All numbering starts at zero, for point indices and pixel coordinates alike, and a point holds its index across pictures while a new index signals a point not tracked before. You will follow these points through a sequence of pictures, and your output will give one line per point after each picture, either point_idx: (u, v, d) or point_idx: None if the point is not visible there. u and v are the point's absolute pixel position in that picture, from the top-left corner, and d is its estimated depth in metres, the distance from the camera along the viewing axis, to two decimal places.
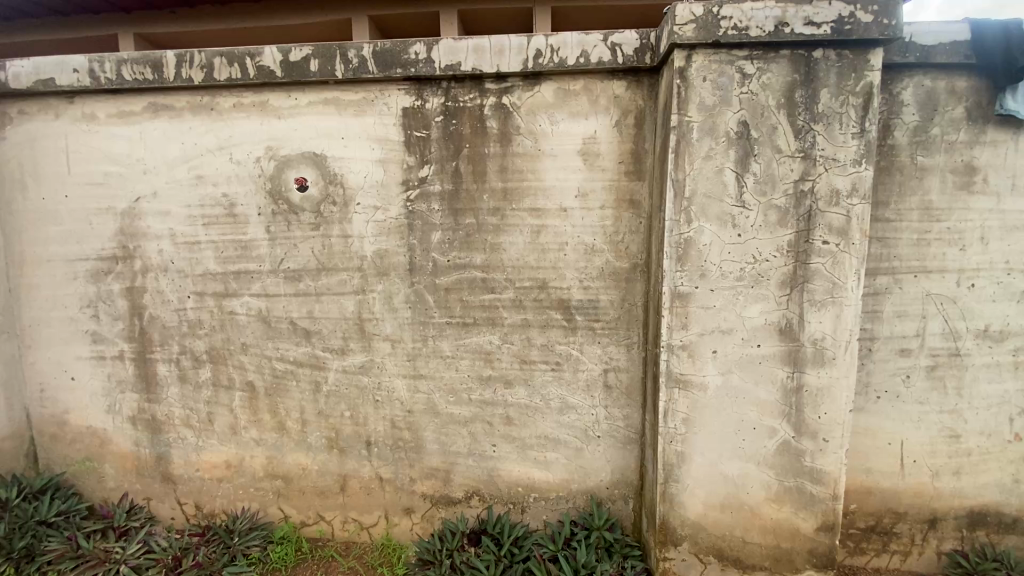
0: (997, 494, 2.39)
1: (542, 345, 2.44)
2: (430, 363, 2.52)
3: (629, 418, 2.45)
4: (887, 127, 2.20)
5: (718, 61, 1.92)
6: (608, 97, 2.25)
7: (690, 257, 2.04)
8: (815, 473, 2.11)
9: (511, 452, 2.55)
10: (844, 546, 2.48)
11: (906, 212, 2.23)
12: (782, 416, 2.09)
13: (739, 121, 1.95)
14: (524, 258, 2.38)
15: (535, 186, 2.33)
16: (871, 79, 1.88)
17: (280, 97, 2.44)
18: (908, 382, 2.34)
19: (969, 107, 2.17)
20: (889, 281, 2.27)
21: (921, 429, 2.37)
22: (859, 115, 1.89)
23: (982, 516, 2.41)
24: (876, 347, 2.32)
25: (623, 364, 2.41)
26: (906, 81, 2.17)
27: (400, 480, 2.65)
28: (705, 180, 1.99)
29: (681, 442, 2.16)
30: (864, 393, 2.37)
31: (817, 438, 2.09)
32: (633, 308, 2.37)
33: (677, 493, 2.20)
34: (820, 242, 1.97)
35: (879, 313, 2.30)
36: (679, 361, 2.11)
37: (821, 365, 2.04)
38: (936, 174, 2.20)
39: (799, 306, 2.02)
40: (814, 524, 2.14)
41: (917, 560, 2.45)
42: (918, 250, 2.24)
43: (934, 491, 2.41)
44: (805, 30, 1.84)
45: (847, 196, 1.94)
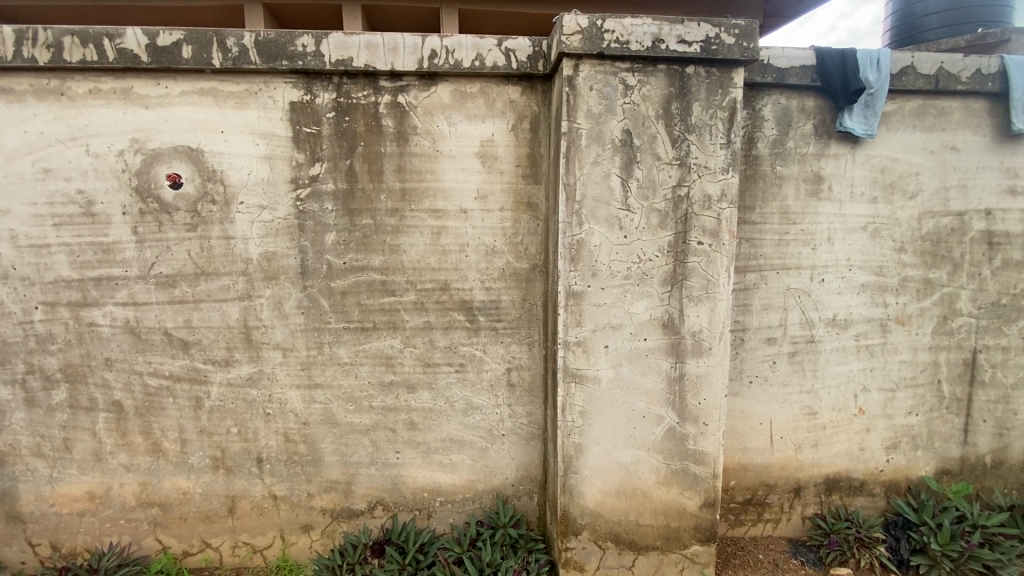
0: (847, 461, 2.75)
1: (445, 347, 2.42)
2: (327, 371, 2.41)
3: (532, 414, 2.50)
4: (751, 139, 2.45)
5: (603, 72, 2.03)
6: (504, 101, 2.29)
7: (582, 257, 2.13)
8: (698, 454, 2.29)
9: (415, 457, 2.50)
10: (726, 519, 2.72)
11: (769, 215, 2.50)
12: (667, 404, 2.25)
13: (623, 129, 2.07)
14: (423, 259, 2.35)
15: (434, 187, 2.31)
16: (734, 95, 2.08)
17: (147, 85, 2.21)
18: (775, 367, 2.62)
19: (816, 123, 2.47)
20: (756, 276, 2.53)
21: (786, 408, 2.66)
22: (726, 127, 2.09)
23: (836, 482, 2.76)
24: (747, 337, 2.58)
25: (525, 363, 2.46)
26: (766, 98, 2.43)
27: (296, 496, 2.50)
28: (594, 184, 2.09)
29: (579, 434, 2.25)
30: (739, 378, 2.61)
31: (698, 422, 2.27)
32: (533, 307, 2.43)
33: (576, 484, 2.28)
34: (695, 242, 2.15)
35: (749, 306, 2.55)
36: (575, 356, 2.20)
37: (700, 355, 2.22)
38: (791, 182, 2.49)
39: (679, 302, 2.18)
40: (698, 502, 2.33)
41: (786, 525, 2.75)
42: (779, 250, 2.52)
43: (798, 463, 2.72)
44: (678, 48, 1.99)
45: (718, 200, 2.13)
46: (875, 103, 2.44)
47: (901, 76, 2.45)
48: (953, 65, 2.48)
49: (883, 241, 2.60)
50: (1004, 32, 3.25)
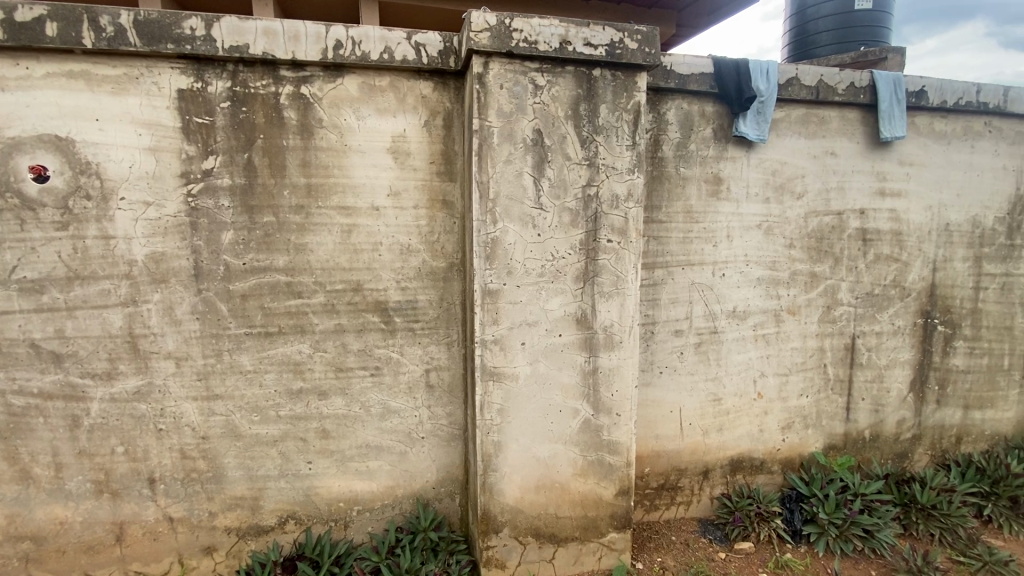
0: (748, 443, 2.96)
1: (358, 350, 2.33)
2: (228, 381, 2.25)
3: (452, 415, 2.47)
4: (657, 141, 2.56)
5: (512, 71, 2.04)
6: (415, 96, 2.24)
7: (497, 255, 2.13)
8: (612, 445, 2.37)
9: (329, 466, 2.40)
10: (642, 505, 2.84)
11: (674, 214, 2.64)
12: (582, 398, 2.31)
13: (534, 128, 2.09)
14: (333, 259, 2.25)
15: (343, 183, 2.22)
16: (638, 99, 2.16)
17: (3, 65, 1.94)
18: (683, 357, 2.77)
19: (715, 128, 2.63)
20: (664, 272, 2.67)
21: (694, 396, 2.82)
22: (631, 129, 2.17)
23: (740, 462, 2.97)
24: (657, 330, 2.71)
25: (444, 363, 2.42)
26: (670, 103, 2.55)
27: (196, 517, 2.31)
28: (507, 183, 2.10)
29: (497, 432, 2.25)
30: (650, 370, 2.73)
31: (612, 413, 2.35)
32: (451, 307, 2.39)
33: (496, 482, 2.28)
34: (605, 240, 2.21)
35: (657, 301, 2.68)
36: (492, 355, 2.19)
37: (612, 348, 2.30)
38: (694, 183, 2.64)
39: (591, 298, 2.25)
40: (613, 490, 2.41)
41: (696, 506, 2.92)
42: (684, 247, 2.67)
43: (705, 447, 2.89)
44: (584, 50, 2.04)
45: (625, 200, 2.21)
46: (766, 110, 2.63)
47: (787, 86, 2.67)
48: (831, 78, 2.74)
49: (775, 239, 2.82)
50: (883, 52, 3.83)
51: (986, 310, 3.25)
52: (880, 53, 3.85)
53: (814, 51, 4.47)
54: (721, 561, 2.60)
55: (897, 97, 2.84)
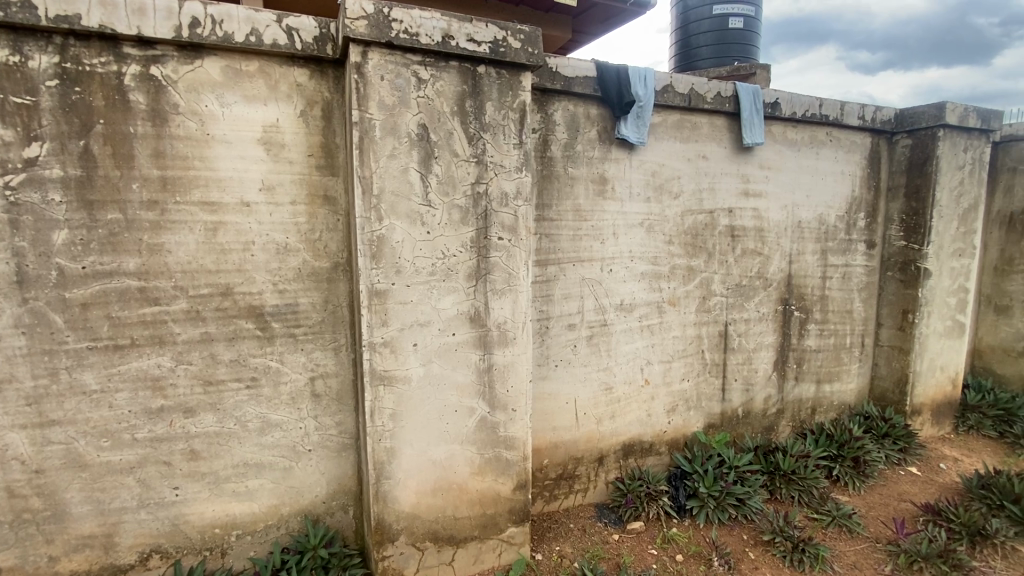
0: (638, 427, 3.14)
1: (231, 361, 2.13)
2: (67, 404, 1.94)
3: (342, 424, 2.34)
4: (546, 141, 2.62)
5: (394, 63, 1.96)
6: (289, 84, 2.08)
7: (384, 254, 2.05)
8: (508, 440, 2.38)
9: (201, 490, 2.16)
10: (542, 496, 2.90)
11: (564, 212, 2.72)
12: (477, 397, 2.29)
13: (419, 123, 2.03)
14: (197, 260, 2.03)
15: (206, 176, 2.01)
16: (524, 98, 2.18)
17: None
18: (576, 350, 2.87)
19: (600, 130, 2.75)
20: (556, 269, 2.74)
21: (587, 387, 2.93)
22: (517, 128, 2.18)
23: (631, 447, 3.14)
24: (551, 325, 2.77)
25: (331, 369, 2.29)
26: (557, 103, 2.62)
27: (32, 564, 1.98)
28: (392, 179, 2.02)
29: (390, 438, 2.17)
30: (546, 364, 2.79)
31: (507, 410, 2.35)
32: (337, 309, 2.26)
33: (390, 489, 2.20)
34: (496, 237, 2.21)
35: (551, 296, 2.75)
36: (381, 358, 2.11)
37: (505, 345, 2.30)
38: (581, 182, 2.74)
39: (484, 295, 2.23)
40: (511, 485, 2.43)
41: (593, 492, 3.04)
42: (574, 244, 2.77)
43: (600, 435, 3.02)
44: (468, 46, 2.02)
45: (514, 198, 2.22)
46: (645, 114, 2.79)
47: (663, 92, 2.85)
48: (701, 87, 2.97)
49: (656, 235, 3.01)
50: (752, 67, 4.26)
51: (831, 297, 3.72)
52: (751, 68, 4.28)
53: (698, 63, 4.84)
54: (615, 543, 2.73)
55: (756, 107, 3.15)
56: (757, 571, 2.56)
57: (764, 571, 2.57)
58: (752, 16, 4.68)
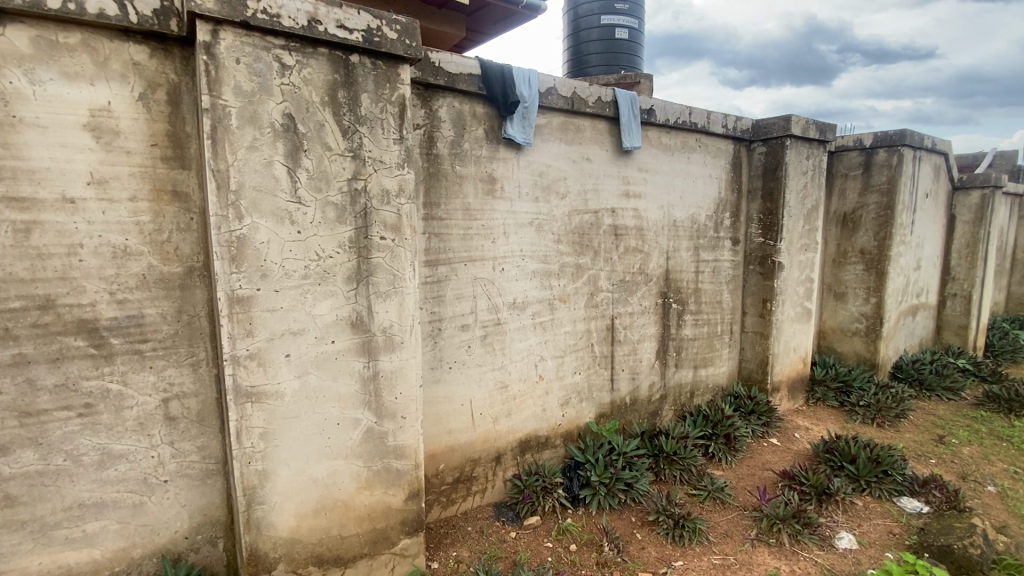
0: (534, 423, 3.18)
1: (57, 386, 1.80)
2: None
3: (206, 448, 2.09)
4: (431, 138, 2.55)
5: (251, 45, 1.78)
6: (123, 63, 1.81)
7: (246, 256, 1.86)
8: (398, 450, 2.27)
9: (21, 543, 1.81)
10: (439, 503, 2.83)
11: (453, 211, 2.66)
12: (362, 407, 2.15)
13: (284, 113, 1.86)
14: (4, 268, 1.69)
15: (13, 166, 1.68)
16: (403, 91, 2.09)
17: None
18: (470, 351, 2.83)
19: (486, 128, 2.73)
20: (447, 269, 2.68)
21: (482, 386, 2.91)
22: (397, 122, 2.09)
23: (528, 443, 3.17)
24: (444, 327, 2.71)
25: (189, 389, 2.03)
26: (441, 100, 2.56)
27: None
28: (253, 173, 1.84)
29: (262, 459, 1.97)
30: (439, 366, 2.72)
31: (396, 418, 2.24)
32: (194, 320, 2.01)
33: (263, 515, 2.01)
34: (377, 237, 2.09)
35: (442, 297, 2.69)
36: (248, 372, 1.91)
37: (392, 350, 2.19)
38: (469, 181, 2.70)
39: (366, 299, 2.10)
40: (402, 496, 2.32)
41: (491, 492, 3.03)
42: (464, 243, 2.73)
43: (496, 434, 3.01)
44: (338, 33, 1.89)
45: (396, 195, 2.11)
46: (530, 115, 2.82)
47: (547, 94, 2.90)
48: (582, 91, 3.07)
49: (545, 234, 3.06)
50: (637, 76, 4.56)
51: (703, 289, 4.06)
52: (634, 78, 4.56)
53: (588, 70, 5.03)
54: (512, 541, 2.73)
55: (634, 113, 3.33)
56: (643, 551, 2.69)
57: (649, 549, 2.71)
58: (636, 29, 4.97)
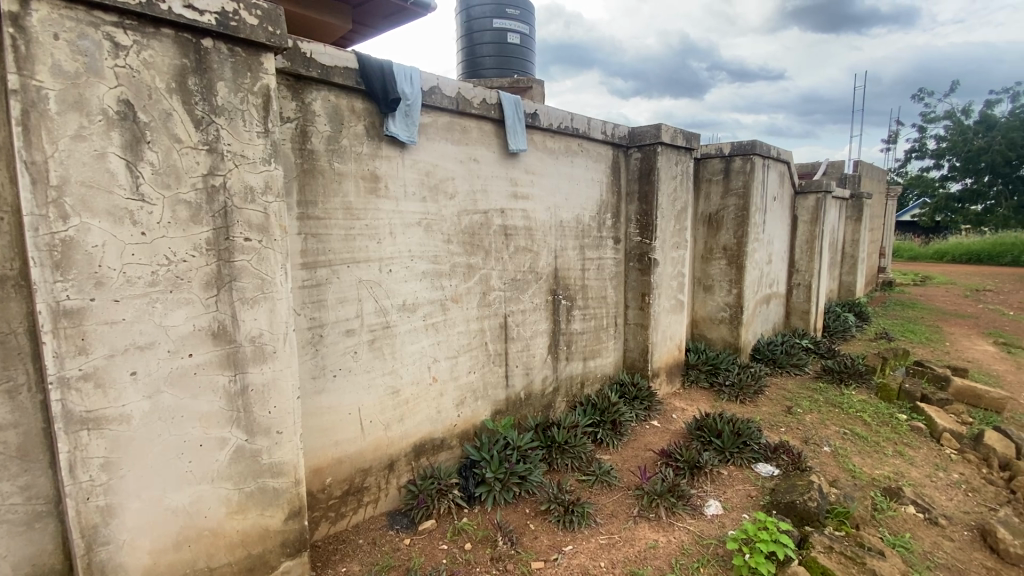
0: (428, 426, 3.14)
1: None
2: None
3: (32, 487, 1.78)
4: (305, 132, 2.42)
5: (74, 19, 1.55)
6: None
7: (75, 262, 1.61)
8: (274, 467, 2.11)
9: None
10: (327, 518, 2.69)
11: (332, 210, 2.54)
12: (229, 424, 1.97)
13: (119, 99, 1.65)
14: None
15: None
16: (267, 82, 1.95)
17: None
18: (356, 356, 2.71)
19: (367, 125, 2.64)
20: (327, 271, 2.55)
21: (372, 393, 2.80)
22: (261, 115, 1.94)
23: (422, 446, 3.12)
24: (326, 332, 2.58)
25: (6, 420, 1.72)
26: (315, 93, 2.43)
27: None
28: (81, 166, 1.60)
29: (104, 493, 1.73)
30: (321, 374, 2.58)
31: (271, 433, 2.08)
32: (10, 337, 1.71)
33: (109, 556, 1.76)
34: (241, 238, 1.93)
35: (323, 301, 2.55)
36: (83, 395, 1.66)
37: (262, 361, 2.03)
38: (350, 179, 2.59)
39: (230, 306, 1.93)
40: (282, 516, 2.16)
41: (384, 501, 2.94)
42: (347, 244, 2.61)
43: (388, 440, 2.92)
44: (186, 13, 1.70)
45: (262, 193, 1.96)
46: (413, 113, 2.76)
47: (430, 94, 2.86)
48: (467, 92, 3.06)
49: (434, 235, 3.02)
50: (529, 81, 4.70)
51: (590, 285, 4.29)
52: (527, 83, 4.70)
53: (482, 72, 5.05)
54: (406, 548, 2.67)
55: (518, 116, 3.39)
56: (536, 540, 2.78)
57: (541, 538, 2.80)
58: (527, 34, 5.08)
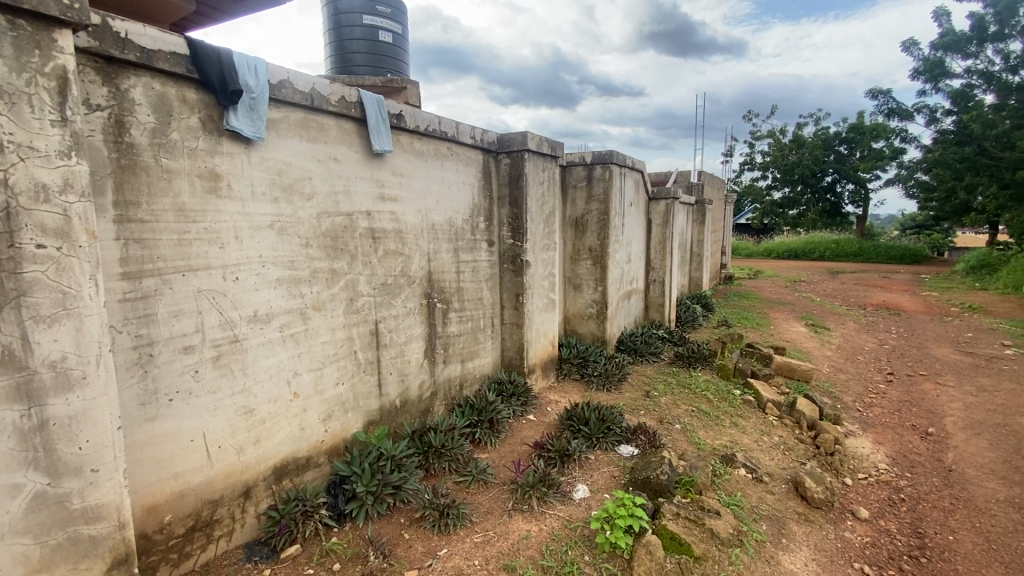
0: (290, 444, 2.91)
1: None
2: None
3: None
4: (121, 123, 2.12)
5: None
6: None
7: None
8: (90, 512, 1.81)
9: None
10: (167, 561, 2.38)
11: (161, 213, 2.25)
12: (24, 467, 1.65)
13: None
14: None
15: None
16: (62, 62, 1.66)
17: None
18: (198, 376, 2.43)
19: (202, 118, 2.38)
20: (156, 282, 2.25)
21: (219, 415, 2.53)
22: (56, 100, 1.65)
23: (284, 468, 2.89)
24: (157, 351, 2.28)
25: None
26: (133, 79, 2.14)
27: None
28: None
29: None
30: (153, 400, 2.27)
31: (83, 473, 1.78)
32: None
33: None
34: (32, 245, 1.62)
35: (152, 316, 2.25)
36: None
37: (68, 390, 1.73)
38: (182, 177, 2.32)
39: (18, 327, 1.61)
40: (102, 567, 1.86)
41: (240, 533, 2.67)
42: (180, 250, 2.33)
43: (242, 466, 2.66)
44: None
45: (60, 191, 1.67)
46: (259, 108, 2.56)
47: (280, 88, 2.66)
48: (323, 89, 2.90)
49: (289, 238, 2.81)
50: (403, 82, 4.58)
51: (465, 287, 4.32)
52: (402, 83, 4.57)
53: (353, 69, 4.75)
54: None
55: (382, 116, 3.27)
56: (410, 549, 2.73)
57: (416, 546, 2.76)
58: (399, 34, 4.95)
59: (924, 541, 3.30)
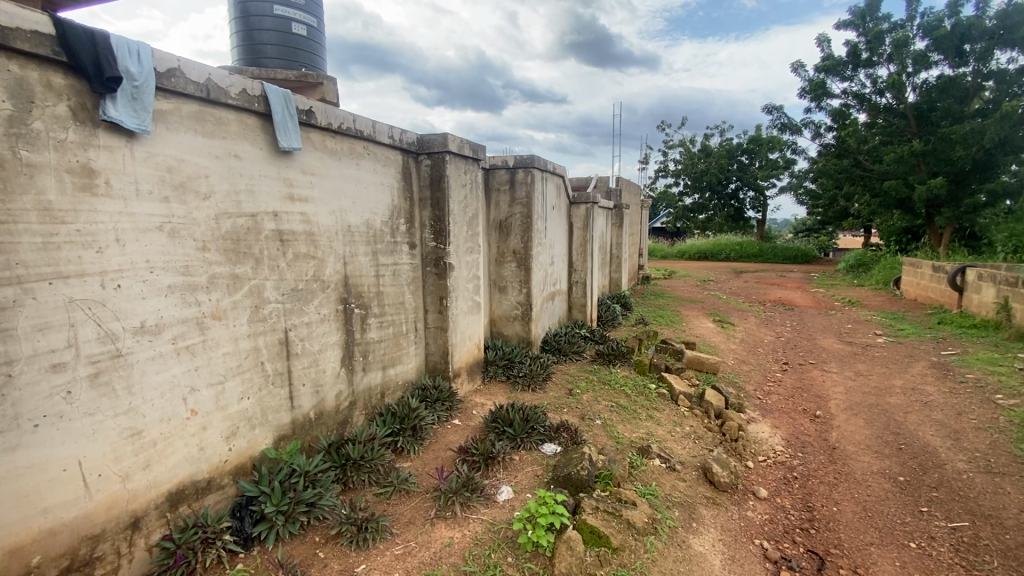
0: (187, 467, 2.67)
1: None
2: None
3: None
4: None
5: None
6: None
7: None
8: None
9: None
10: None
11: (20, 212, 1.98)
12: None
13: None
14: None
15: None
16: None
17: None
18: (71, 398, 2.16)
19: (73, 106, 2.13)
20: (15, 291, 1.98)
21: (99, 440, 2.26)
22: None
23: (180, 493, 2.64)
24: (18, 371, 2.00)
25: None
26: None
27: None
28: None
29: None
30: (12, 427, 1.98)
31: None
32: None
33: None
34: None
35: (11, 331, 1.97)
36: None
37: None
38: (48, 172, 2.06)
39: None
40: None
41: (128, 568, 2.40)
42: (47, 256, 2.05)
43: (128, 494, 2.40)
44: None
45: None
46: (143, 97, 2.32)
47: (168, 76, 2.44)
48: (220, 79, 2.69)
49: (182, 241, 2.57)
50: (319, 77, 4.33)
51: (385, 291, 4.18)
52: (318, 79, 4.31)
53: (262, 61, 4.42)
54: None
55: (289, 112, 3.09)
56: (325, 568, 2.59)
57: (332, 565, 2.62)
58: (314, 27, 4.67)
59: (813, 514, 3.65)
